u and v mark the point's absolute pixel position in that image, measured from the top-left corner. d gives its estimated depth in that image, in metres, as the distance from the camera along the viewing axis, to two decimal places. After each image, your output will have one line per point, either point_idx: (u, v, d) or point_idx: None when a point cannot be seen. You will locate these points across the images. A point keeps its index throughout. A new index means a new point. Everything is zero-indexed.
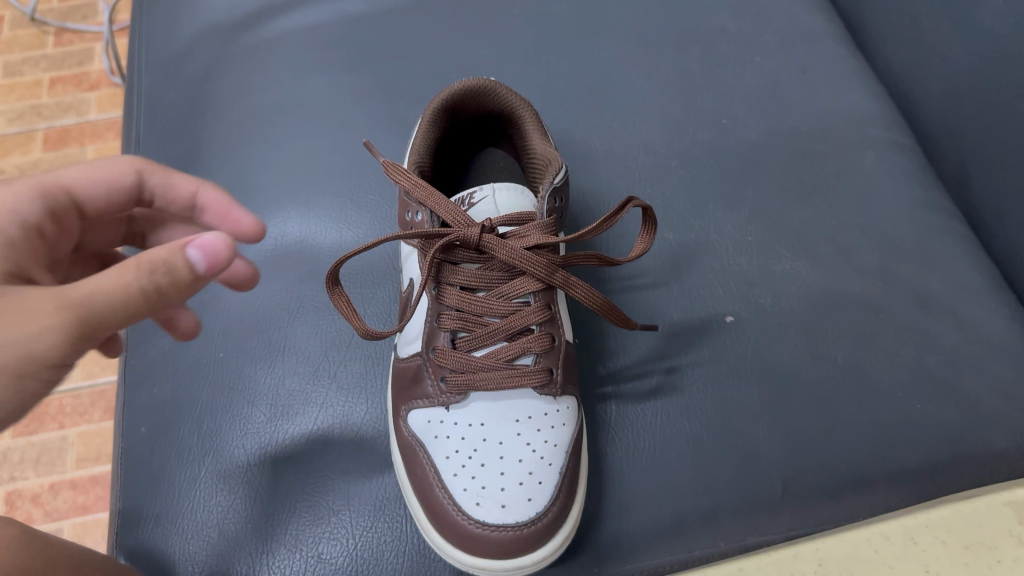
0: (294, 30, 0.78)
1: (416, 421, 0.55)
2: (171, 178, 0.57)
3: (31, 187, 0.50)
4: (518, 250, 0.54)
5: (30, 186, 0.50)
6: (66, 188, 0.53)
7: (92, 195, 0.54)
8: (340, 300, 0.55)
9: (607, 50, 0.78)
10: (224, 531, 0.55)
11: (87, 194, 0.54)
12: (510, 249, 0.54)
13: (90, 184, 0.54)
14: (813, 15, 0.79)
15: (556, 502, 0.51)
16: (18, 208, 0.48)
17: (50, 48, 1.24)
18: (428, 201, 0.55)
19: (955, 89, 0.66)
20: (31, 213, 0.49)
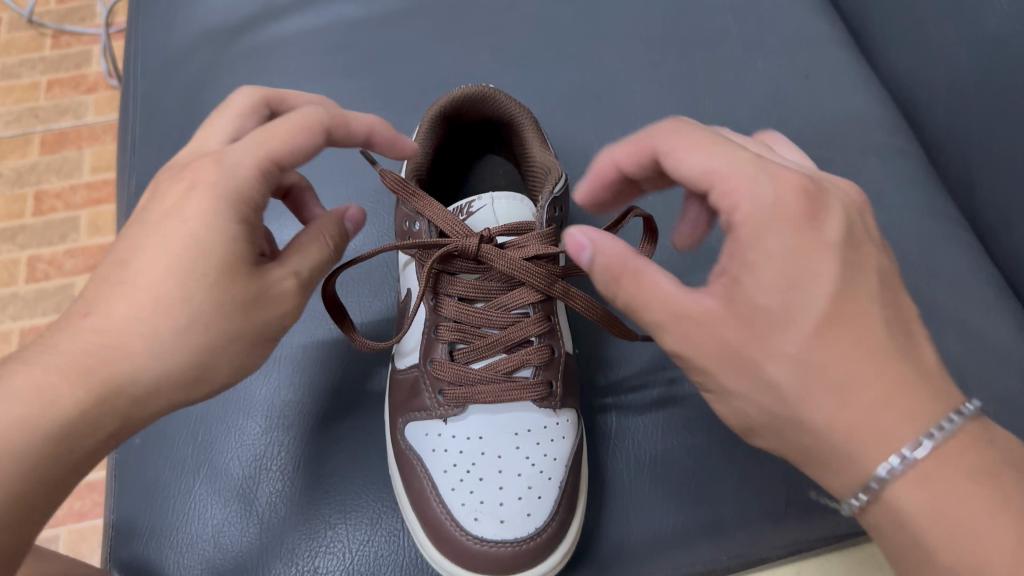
0: (292, 34, 0.77)
1: (413, 433, 0.54)
2: (348, 121, 0.50)
3: (246, 162, 0.45)
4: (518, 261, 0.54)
5: (244, 157, 0.45)
6: (274, 160, 0.46)
7: (297, 156, 0.47)
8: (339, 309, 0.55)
9: (608, 54, 0.77)
10: (220, 545, 0.54)
11: (292, 162, 0.47)
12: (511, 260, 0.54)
13: (262, 140, 0.46)
14: (816, 19, 0.78)
15: (555, 517, 0.50)
16: (232, 185, 0.44)
17: (47, 50, 1.23)
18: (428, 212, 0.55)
19: (960, 95, 0.65)
20: (251, 209, 0.45)
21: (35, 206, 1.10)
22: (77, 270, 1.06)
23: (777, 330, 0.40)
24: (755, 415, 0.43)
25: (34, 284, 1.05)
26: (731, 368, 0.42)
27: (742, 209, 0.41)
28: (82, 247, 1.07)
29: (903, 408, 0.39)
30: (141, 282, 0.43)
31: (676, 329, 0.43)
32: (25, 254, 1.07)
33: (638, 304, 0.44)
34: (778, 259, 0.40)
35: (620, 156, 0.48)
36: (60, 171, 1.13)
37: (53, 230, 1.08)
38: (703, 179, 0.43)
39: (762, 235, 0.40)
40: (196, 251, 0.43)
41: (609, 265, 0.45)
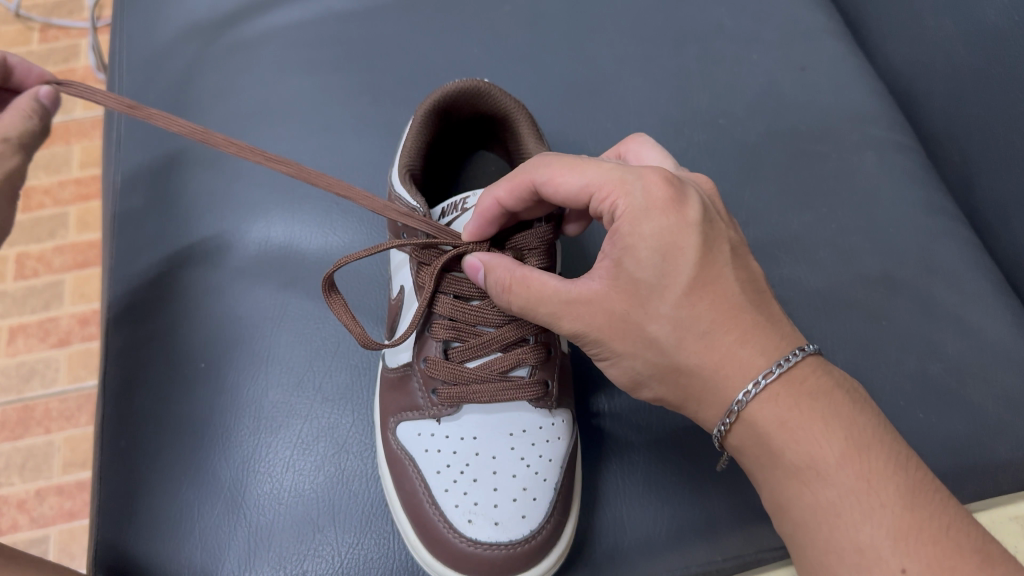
0: (279, 27, 0.75)
1: (406, 434, 0.53)
2: None
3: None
4: (184, 122, 0.52)
5: None
6: None
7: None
8: (336, 304, 0.53)
9: (602, 47, 0.76)
10: (207, 548, 0.53)
11: None
12: (155, 112, 0.53)
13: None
14: (811, 12, 0.77)
15: (550, 519, 0.49)
16: None
17: (35, 44, 1.21)
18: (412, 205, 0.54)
19: (958, 88, 0.64)
20: None
21: (23, 203, 1.08)
22: (65, 267, 1.04)
23: (654, 298, 0.44)
24: (644, 368, 0.46)
25: (23, 282, 1.03)
26: (618, 333, 0.45)
27: (623, 202, 0.45)
28: (71, 244, 1.05)
29: (763, 351, 0.44)
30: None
31: (571, 313, 0.45)
32: (13, 251, 1.05)
33: (535, 309, 0.47)
34: (650, 240, 0.43)
35: (501, 193, 0.50)
36: (48, 167, 1.11)
37: (41, 226, 1.06)
38: (581, 194, 0.46)
39: (637, 221, 0.44)
40: None
41: (506, 279, 0.48)
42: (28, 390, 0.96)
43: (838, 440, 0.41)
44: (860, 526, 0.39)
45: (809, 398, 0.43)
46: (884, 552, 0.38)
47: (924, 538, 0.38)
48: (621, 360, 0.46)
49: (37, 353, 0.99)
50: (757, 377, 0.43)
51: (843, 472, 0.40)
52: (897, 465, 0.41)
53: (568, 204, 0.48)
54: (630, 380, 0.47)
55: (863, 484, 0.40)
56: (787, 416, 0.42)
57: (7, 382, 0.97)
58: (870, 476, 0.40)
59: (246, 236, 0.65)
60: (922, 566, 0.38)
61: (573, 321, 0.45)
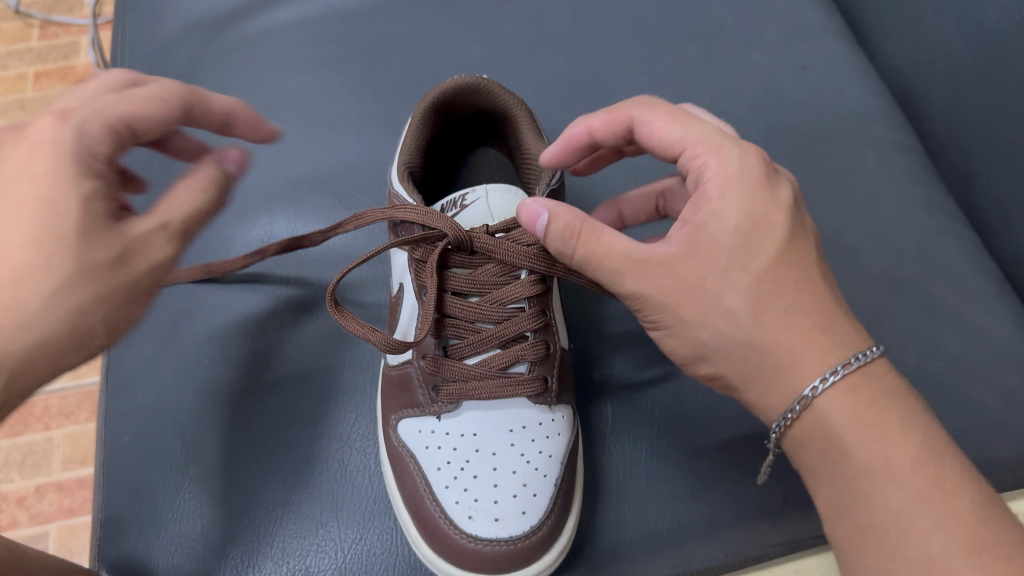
0: (281, 25, 0.76)
1: (407, 431, 0.53)
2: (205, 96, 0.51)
3: (96, 120, 0.45)
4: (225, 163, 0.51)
5: (94, 121, 0.45)
6: (127, 124, 0.46)
7: (148, 120, 0.47)
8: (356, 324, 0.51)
9: (603, 45, 0.76)
10: (208, 543, 0.53)
11: (146, 124, 0.47)
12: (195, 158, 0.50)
13: (110, 106, 0.46)
14: (812, 11, 0.77)
15: (550, 516, 0.49)
16: (72, 143, 0.44)
17: (35, 41, 1.20)
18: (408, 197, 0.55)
19: (959, 87, 0.64)
20: (99, 167, 0.45)
21: None
22: None
23: (734, 266, 0.44)
24: (712, 342, 0.45)
25: None
26: (687, 297, 0.45)
27: (716, 161, 0.46)
28: None
29: (839, 345, 0.45)
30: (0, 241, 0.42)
31: (639, 272, 0.45)
32: None
33: (600, 263, 0.46)
34: (739, 209, 0.45)
35: (597, 123, 0.51)
36: None
37: None
38: (674, 147, 0.48)
39: (731, 185, 0.45)
40: (43, 216, 0.42)
41: (571, 224, 0.46)
42: None
43: (913, 444, 0.42)
44: (931, 534, 0.40)
45: (885, 398, 0.44)
46: (953, 562, 0.39)
47: (996, 553, 0.39)
48: (682, 331, 0.46)
49: None
50: (835, 367, 0.44)
51: (919, 475, 0.41)
52: (934, 460, 0.42)
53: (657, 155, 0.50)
54: (685, 353, 0.47)
55: (937, 492, 0.41)
56: (864, 415, 0.43)
57: None
58: (943, 482, 0.41)
59: (248, 234, 0.66)
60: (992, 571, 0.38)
61: (641, 281, 0.45)
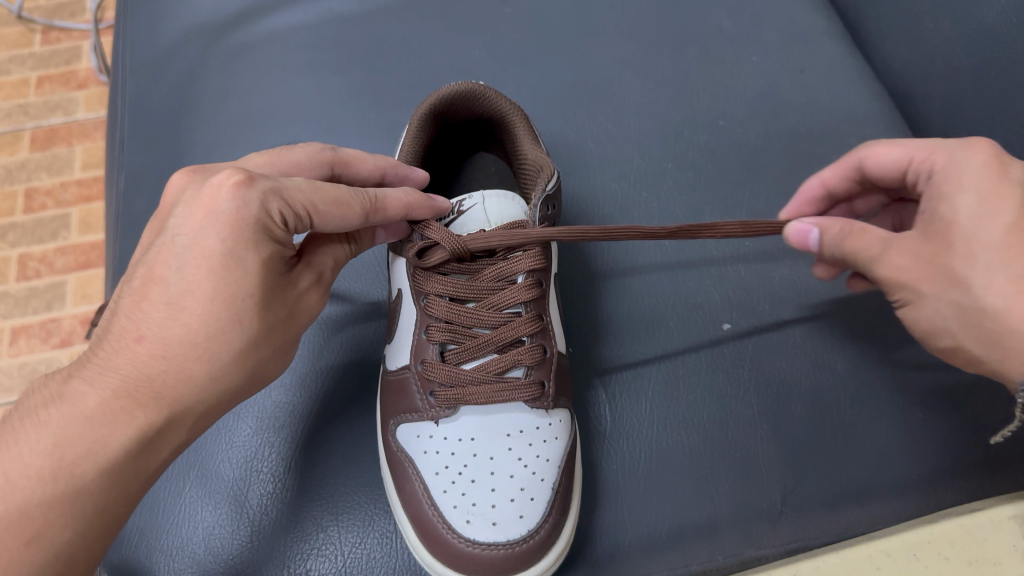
0: (282, 30, 0.76)
1: (405, 436, 0.54)
2: (386, 201, 0.50)
3: (275, 195, 0.44)
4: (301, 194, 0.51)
5: (250, 197, 0.44)
6: (308, 212, 0.46)
7: (330, 220, 0.47)
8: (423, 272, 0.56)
9: (601, 49, 0.76)
10: (209, 548, 0.54)
11: (326, 222, 0.47)
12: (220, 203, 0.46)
13: (300, 191, 0.46)
14: (810, 14, 0.77)
15: (548, 520, 0.49)
16: (242, 219, 0.43)
17: (36, 46, 1.21)
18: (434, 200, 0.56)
19: (957, 89, 0.64)
20: (276, 236, 0.45)
21: (25, 204, 1.09)
22: (68, 268, 1.05)
23: (968, 245, 0.45)
24: (952, 315, 0.47)
25: (25, 282, 1.04)
26: (930, 273, 0.47)
27: (943, 156, 0.49)
28: (73, 245, 1.06)
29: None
30: (188, 305, 0.42)
31: (888, 257, 0.49)
32: (16, 252, 1.06)
33: (858, 255, 0.51)
34: (970, 188, 0.46)
35: (828, 173, 0.59)
36: (50, 168, 1.11)
37: (43, 227, 1.07)
38: (900, 165, 0.53)
39: (956, 169, 0.48)
40: (235, 280, 0.43)
41: (852, 225, 0.51)
42: None
43: None
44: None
45: None
46: None
47: None
48: (925, 304, 0.48)
49: (39, 354, 0.99)
50: None
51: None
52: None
53: (888, 177, 0.55)
54: (927, 326, 0.49)
55: None
56: None
57: (11, 383, 0.98)
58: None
59: None
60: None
61: (890, 265, 0.49)
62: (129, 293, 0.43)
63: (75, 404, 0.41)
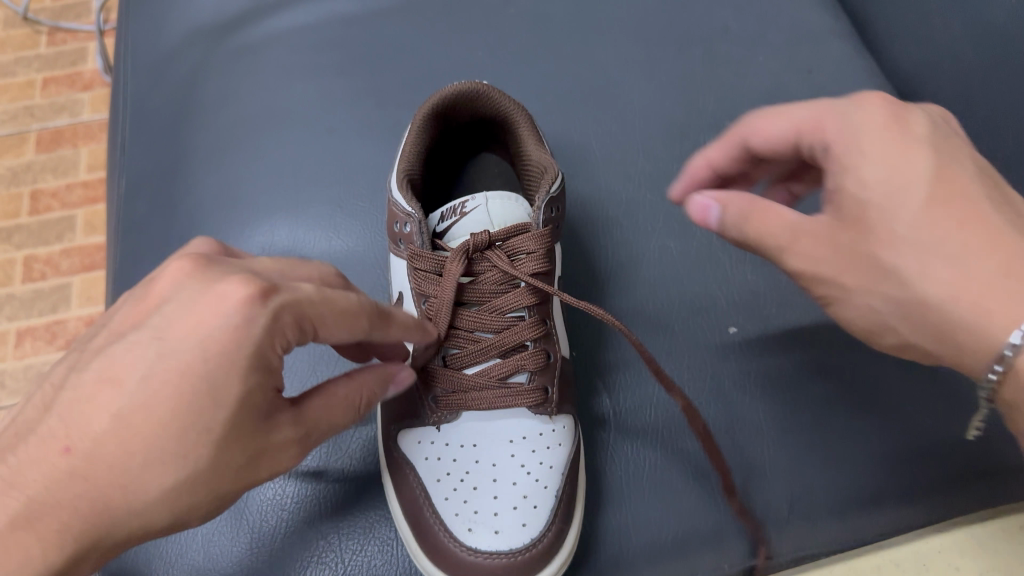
0: (284, 31, 0.75)
1: (406, 442, 0.53)
2: (393, 318, 0.45)
3: (290, 314, 0.39)
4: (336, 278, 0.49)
5: (256, 315, 0.38)
6: (311, 324, 0.40)
7: (335, 337, 0.42)
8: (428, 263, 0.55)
9: (606, 49, 0.76)
10: (210, 555, 0.53)
11: (328, 337, 0.41)
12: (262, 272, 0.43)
13: (314, 305, 0.40)
14: (817, 13, 0.76)
15: (551, 527, 0.49)
16: (238, 336, 0.37)
17: (42, 47, 1.21)
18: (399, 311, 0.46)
19: (967, 89, 0.63)
20: (275, 361, 0.39)
21: (31, 206, 1.09)
22: (73, 270, 1.04)
23: (881, 230, 0.43)
24: (882, 305, 0.45)
25: (31, 284, 1.04)
26: (851, 267, 0.45)
27: (834, 122, 0.47)
28: (78, 247, 1.06)
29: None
30: (135, 420, 0.36)
31: (797, 247, 0.46)
32: (22, 254, 1.06)
33: (763, 239, 0.47)
34: (879, 163, 0.44)
35: (711, 153, 0.55)
36: (56, 169, 1.11)
37: (49, 229, 1.07)
38: (790, 134, 0.50)
39: (862, 146, 0.45)
40: (200, 408, 0.37)
41: (930, 128, 0.46)
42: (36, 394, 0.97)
43: None
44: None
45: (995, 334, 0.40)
46: None
47: None
48: (855, 299, 0.46)
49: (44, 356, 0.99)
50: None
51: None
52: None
53: (778, 152, 0.52)
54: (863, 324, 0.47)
55: None
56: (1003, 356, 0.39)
57: (16, 386, 0.98)
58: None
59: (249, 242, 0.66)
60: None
61: (801, 257, 0.46)
62: (78, 385, 0.37)
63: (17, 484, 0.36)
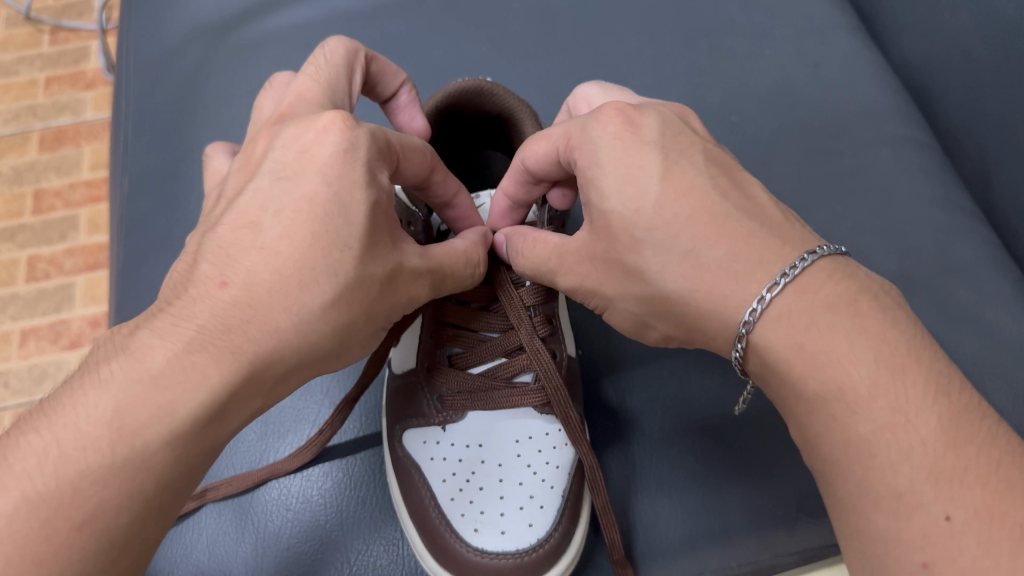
0: (285, 28, 0.75)
1: (410, 441, 0.53)
2: (448, 177, 0.49)
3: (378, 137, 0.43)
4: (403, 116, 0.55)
5: (363, 133, 0.41)
6: (398, 162, 0.44)
7: (409, 168, 0.45)
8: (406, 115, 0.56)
9: (611, 43, 0.75)
10: (215, 555, 0.53)
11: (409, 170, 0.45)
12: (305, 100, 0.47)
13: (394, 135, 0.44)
14: (824, 6, 0.76)
15: (558, 527, 0.48)
16: (349, 147, 0.40)
17: (45, 47, 1.20)
18: (411, 122, 0.55)
19: (976, 82, 0.62)
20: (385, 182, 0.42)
21: (34, 205, 1.08)
22: (77, 269, 1.04)
23: (647, 246, 0.41)
24: (640, 307, 0.44)
25: (34, 284, 1.03)
26: (608, 275, 0.45)
27: (576, 142, 0.44)
28: (82, 246, 1.06)
29: (759, 265, 0.40)
30: (286, 255, 0.38)
31: (568, 268, 0.46)
32: (25, 253, 1.05)
33: (539, 266, 0.48)
34: (615, 178, 0.42)
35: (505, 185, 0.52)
36: (60, 169, 1.11)
37: (52, 228, 1.07)
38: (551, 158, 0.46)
39: (596, 157, 0.43)
40: (340, 223, 0.39)
41: (658, 131, 0.43)
42: (40, 393, 0.97)
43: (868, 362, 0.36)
44: (897, 469, 0.35)
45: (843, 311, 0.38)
46: (926, 498, 0.34)
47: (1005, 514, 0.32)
48: (617, 304, 0.46)
49: (48, 355, 0.99)
50: (770, 285, 0.39)
51: (875, 406, 0.36)
52: (939, 393, 0.36)
53: (548, 172, 0.48)
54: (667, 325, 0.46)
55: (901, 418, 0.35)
56: (803, 339, 0.38)
57: (20, 386, 0.98)
58: (902, 409, 0.35)
59: None
60: (968, 516, 0.33)
61: (569, 275, 0.46)
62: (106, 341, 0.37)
63: (141, 362, 0.37)
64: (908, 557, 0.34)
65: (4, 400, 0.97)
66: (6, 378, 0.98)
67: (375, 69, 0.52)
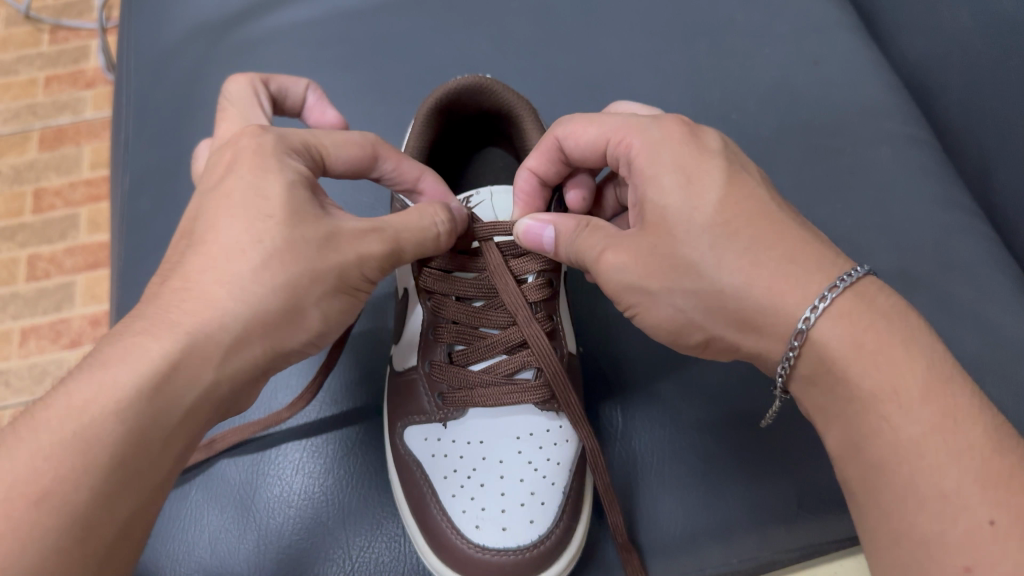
0: (285, 26, 0.75)
1: (411, 438, 0.53)
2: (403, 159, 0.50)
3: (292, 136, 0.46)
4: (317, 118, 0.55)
5: (268, 135, 0.45)
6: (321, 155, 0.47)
7: (340, 160, 0.47)
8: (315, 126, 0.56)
9: (611, 41, 0.75)
10: (217, 552, 0.53)
11: (338, 163, 0.47)
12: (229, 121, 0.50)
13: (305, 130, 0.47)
14: (824, 4, 0.76)
15: (559, 523, 0.48)
16: (257, 149, 0.44)
17: (45, 46, 1.20)
18: (324, 118, 0.55)
19: (975, 80, 0.62)
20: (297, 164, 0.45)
21: (34, 204, 1.08)
22: (77, 268, 1.04)
23: (702, 236, 0.42)
24: (683, 303, 0.44)
25: (34, 283, 1.03)
26: (651, 267, 0.44)
27: (638, 136, 0.46)
28: (82, 245, 1.06)
29: (814, 272, 0.41)
30: (212, 242, 0.41)
31: (614, 250, 0.45)
32: (26, 252, 1.05)
33: (586, 253, 0.47)
34: (670, 167, 0.44)
35: (534, 163, 0.51)
36: (60, 168, 1.11)
37: (53, 227, 1.07)
38: (600, 143, 0.48)
39: (657, 150, 0.45)
40: (259, 202, 0.42)
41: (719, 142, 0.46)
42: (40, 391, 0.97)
43: (919, 367, 0.38)
44: (942, 471, 0.35)
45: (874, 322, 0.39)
46: (971, 500, 0.34)
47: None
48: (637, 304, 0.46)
49: (49, 354, 0.99)
50: (822, 294, 0.40)
51: (925, 408, 0.37)
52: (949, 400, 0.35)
53: (589, 160, 0.50)
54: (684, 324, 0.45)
55: (945, 423, 0.36)
56: (862, 339, 0.39)
57: (20, 385, 0.98)
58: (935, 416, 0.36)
59: None
60: (1012, 518, 0.34)
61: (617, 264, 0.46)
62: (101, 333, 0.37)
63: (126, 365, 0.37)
64: (944, 560, 0.34)
65: (4, 399, 0.97)
66: (6, 377, 0.98)
67: (275, 89, 0.53)
